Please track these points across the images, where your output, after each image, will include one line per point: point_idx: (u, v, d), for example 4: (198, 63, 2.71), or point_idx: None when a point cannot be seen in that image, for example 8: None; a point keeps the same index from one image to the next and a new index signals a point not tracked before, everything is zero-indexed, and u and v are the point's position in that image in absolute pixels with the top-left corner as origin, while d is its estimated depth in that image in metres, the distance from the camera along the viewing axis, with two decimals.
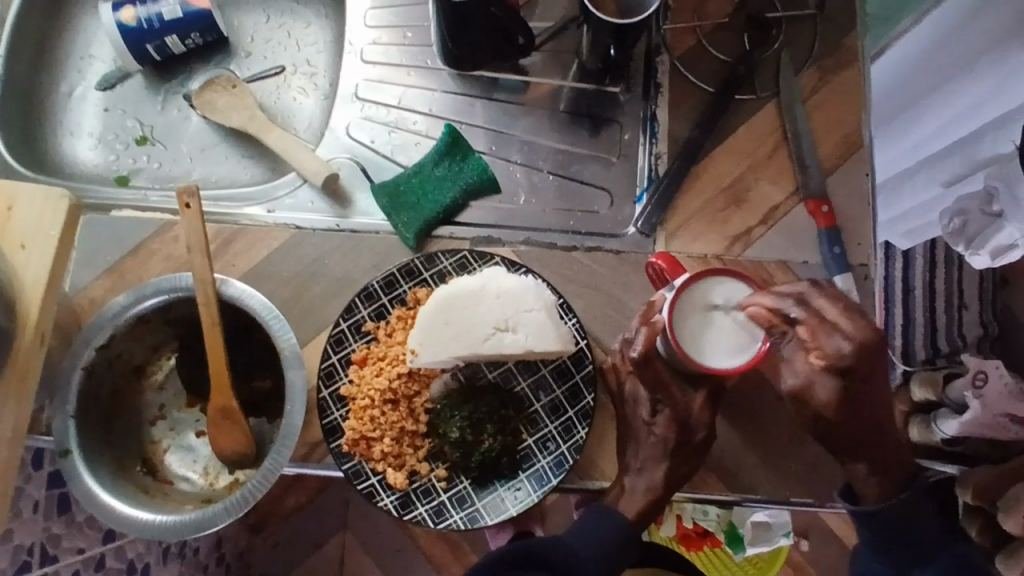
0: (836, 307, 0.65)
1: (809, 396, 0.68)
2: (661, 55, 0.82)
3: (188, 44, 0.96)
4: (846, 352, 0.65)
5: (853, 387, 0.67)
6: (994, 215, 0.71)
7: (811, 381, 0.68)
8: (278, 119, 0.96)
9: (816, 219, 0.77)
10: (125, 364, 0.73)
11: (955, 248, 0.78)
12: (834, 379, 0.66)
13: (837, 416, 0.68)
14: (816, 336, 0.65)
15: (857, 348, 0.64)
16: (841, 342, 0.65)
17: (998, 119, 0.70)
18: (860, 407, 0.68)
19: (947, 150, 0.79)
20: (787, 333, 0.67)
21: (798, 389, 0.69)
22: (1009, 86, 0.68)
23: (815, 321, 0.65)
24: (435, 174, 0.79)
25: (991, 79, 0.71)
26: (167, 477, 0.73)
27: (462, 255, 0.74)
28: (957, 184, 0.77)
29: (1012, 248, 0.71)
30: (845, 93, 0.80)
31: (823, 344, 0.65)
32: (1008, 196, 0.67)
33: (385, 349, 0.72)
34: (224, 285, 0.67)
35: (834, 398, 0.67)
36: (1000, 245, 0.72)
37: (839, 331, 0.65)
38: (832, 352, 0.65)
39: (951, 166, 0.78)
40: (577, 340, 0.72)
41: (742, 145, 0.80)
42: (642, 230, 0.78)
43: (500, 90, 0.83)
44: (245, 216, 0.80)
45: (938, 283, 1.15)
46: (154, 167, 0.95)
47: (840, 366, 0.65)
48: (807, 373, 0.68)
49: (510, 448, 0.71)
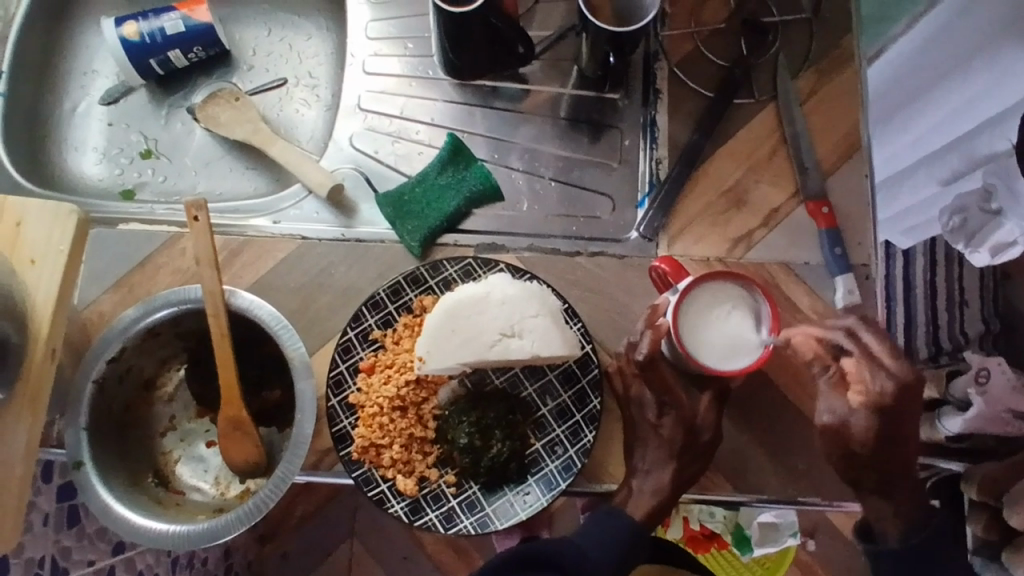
0: (885, 347, 0.67)
1: (845, 433, 0.69)
2: (659, 61, 0.83)
3: (191, 58, 0.97)
4: (886, 389, 0.67)
5: (887, 426, 0.68)
6: (993, 213, 0.72)
7: (848, 418, 0.69)
8: (281, 131, 0.97)
9: (817, 220, 0.78)
10: (136, 376, 0.74)
11: (956, 246, 0.79)
12: (872, 416, 0.68)
13: (870, 453, 0.69)
14: (862, 369, 0.68)
15: (898, 389, 0.66)
16: (885, 380, 0.67)
17: (1001, 115, 0.71)
18: (894, 442, 0.69)
19: (947, 147, 0.80)
20: (828, 367, 0.69)
21: (833, 425, 0.70)
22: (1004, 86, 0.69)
23: (863, 357, 0.67)
24: (438, 183, 0.80)
25: (987, 77, 0.72)
26: (178, 487, 0.74)
27: (467, 262, 0.75)
28: (957, 180, 0.79)
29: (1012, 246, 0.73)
30: (841, 94, 0.81)
31: (866, 381, 0.67)
32: (1006, 194, 0.68)
33: (393, 357, 0.73)
34: (233, 296, 0.68)
35: (870, 437, 0.68)
36: (1000, 242, 0.73)
37: (883, 370, 0.67)
38: (874, 390, 0.67)
39: (951, 163, 0.79)
40: (583, 344, 0.73)
41: (741, 149, 0.80)
42: (645, 234, 0.79)
43: (501, 99, 0.84)
44: (252, 228, 0.81)
45: (940, 281, 1.17)
46: (159, 180, 0.96)
47: (879, 404, 0.67)
48: (845, 410, 0.69)
49: (518, 453, 0.71)
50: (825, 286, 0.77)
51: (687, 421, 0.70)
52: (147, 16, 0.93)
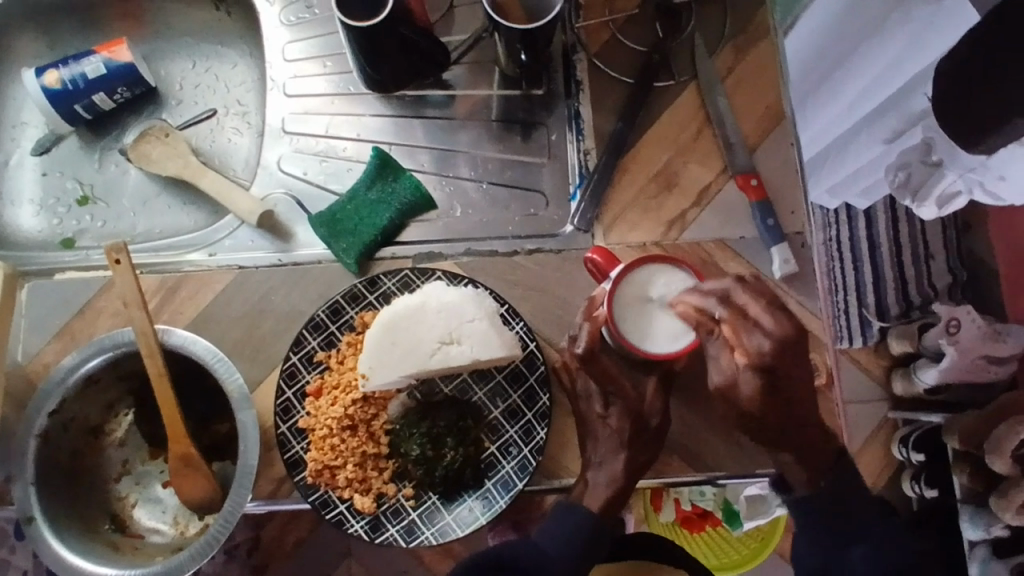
0: (759, 304, 0.65)
1: (735, 394, 0.68)
2: (578, 53, 0.83)
3: (117, 99, 0.97)
4: (766, 348, 0.65)
5: (773, 382, 0.66)
6: (934, 164, 0.73)
7: (736, 379, 0.67)
8: (216, 161, 0.96)
9: (747, 194, 0.78)
10: (82, 426, 0.73)
11: (903, 202, 0.80)
12: (757, 376, 0.66)
13: (762, 412, 0.68)
14: (737, 334, 0.65)
15: (777, 344, 0.65)
16: (762, 339, 0.65)
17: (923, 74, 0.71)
18: (782, 396, 0.68)
19: (881, 108, 0.79)
20: (713, 332, 0.66)
21: (723, 387, 0.68)
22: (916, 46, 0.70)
23: (737, 318, 0.65)
24: (368, 198, 0.80)
25: (900, 35, 0.71)
26: (137, 531, 0.73)
27: (404, 274, 0.75)
28: (897, 140, 0.79)
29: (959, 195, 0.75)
30: (759, 67, 0.82)
31: (745, 342, 0.65)
32: (944, 144, 0.70)
33: (339, 377, 0.73)
34: (166, 335, 0.67)
35: (756, 394, 0.67)
36: (946, 191, 0.74)
37: (759, 328, 0.65)
38: (754, 350, 0.65)
39: (889, 123, 0.78)
40: (525, 343, 0.73)
41: (667, 132, 0.81)
42: (580, 227, 0.79)
43: (428, 107, 0.84)
44: (188, 263, 0.80)
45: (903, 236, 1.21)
46: (98, 225, 0.95)
47: (762, 364, 0.66)
48: (731, 370, 0.67)
49: (473, 459, 0.71)
50: (762, 258, 0.78)
51: (636, 408, 0.70)
52: (68, 62, 0.92)
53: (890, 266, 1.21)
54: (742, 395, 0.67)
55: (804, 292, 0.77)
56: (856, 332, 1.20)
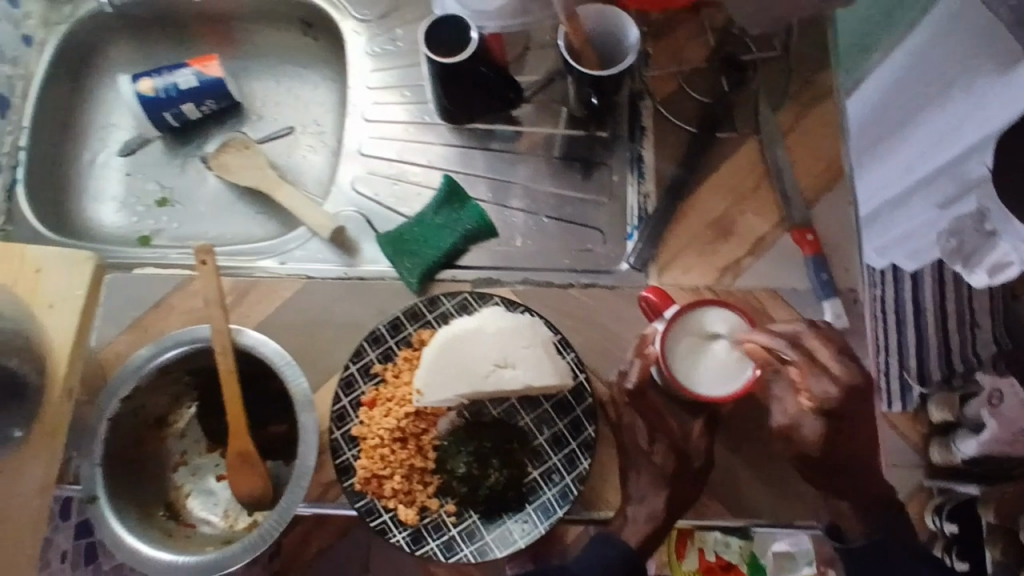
0: (829, 350, 0.67)
1: (797, 435, 0.70)
2: (644, 100, 0.87)
3: (203, 110, 1.03)
4: (833, 395, 0.66)
5: (838, 427, 0.69)
6: (989, 234, 0.72)
7: (798, 422, 0.70)
8: (289, 175, 1.01)
9: (803, 247, 0.80)
10: (148, 415, 0.76)
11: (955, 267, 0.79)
12: (820, 421, 0.68)
13: (821, 455, 0.69)
14: (805, 376, 0.68)
15: (843, 391, 0.66)
16: (829, 385, 0.66)
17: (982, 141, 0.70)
18: (847, 443, 0.70)
19: (936, 173, 0.80)
20: (779, 370, 0.70)
21: (786, 427, 0.71)
22: (976, 113, 0.71)
23: (807, 363, 0.67)
24: (435, 222, 0.84)
25: (964, 100, 0.72)
26: (188, 520, 0.76)
27: (463, 297, 0.78)
28: (951, 206, 0.78)
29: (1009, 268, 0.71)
30: (821, 125, 0.85)
31: (811, 386, 0.67)
32: (998, 214, 0.69)
33: (393, 390, 0.75)
34: (239, 335, 0.71)
35: (818, 438, 0.69)
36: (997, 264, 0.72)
37: (827, 374, 0.67)
38: (820, 395, 0.67)
39: (941, 187, 0.79)
40: (575, 373, 0.74)
41: (725, 181, 0.83)
42: (635, 265, 0.81)
43: (494, 140, 0.88)
44: (259, 270, 0.84)
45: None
46: (174, 226, 1.01)
47: (827, 408, 0.67)
48: (796, 413, 0.70)
49: (516, 482, 0.73)
50: (814, 310, 0.79)
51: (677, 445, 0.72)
52: (162, 72, 0.99)
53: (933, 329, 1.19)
54: (805, 437, 0.70)
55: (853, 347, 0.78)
56: (895, 396, 1.25)
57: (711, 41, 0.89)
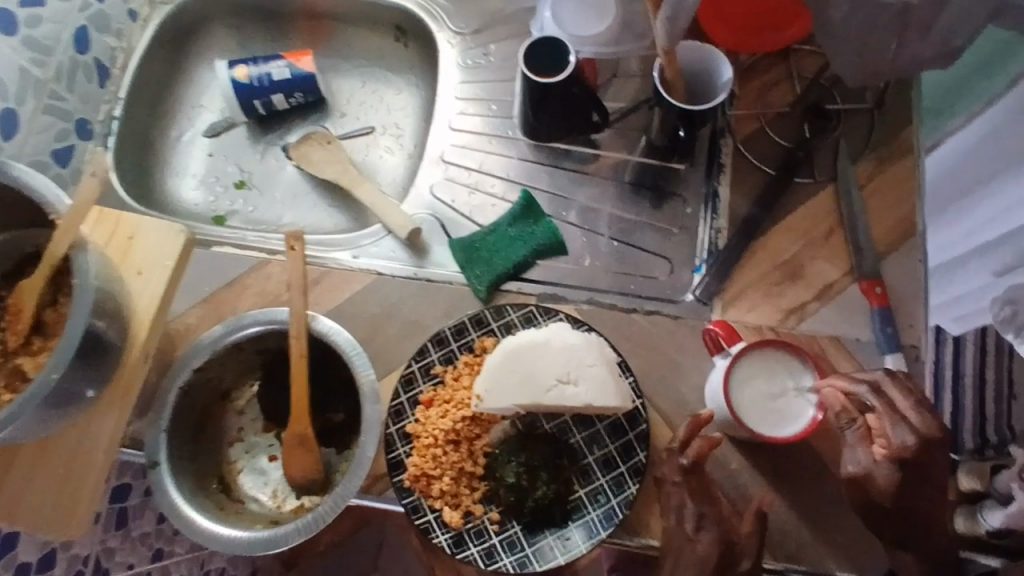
0: (908, 400, 0.66)
1: (869, 486, 0.66)
2: (725, 138, 0.88)
3: (291, 102, 1.07)
4: (909, 444, 0.65)
5: (909, 479, 0.65)
6: None
7: (872, 470, 0.67)
8: (365, 173, 1.04)
9: (869, 299, 0.80)
10: (214, 388, 0.79)
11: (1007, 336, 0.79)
12: (894, 470, 0.65)
13: (893, 506, 0.66)
14: (882, 423, 0.67)
15: (921, 441, 0.65)
16: (906, 433, 0.65)
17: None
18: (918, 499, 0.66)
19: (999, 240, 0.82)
20: (855, 420, 0.69)
21: (857, 477, 0.67)
22: None
23: (886, 410, 0.66)
24: (508, 234, 0.85)
25: None
26: (238, 496, 0.78)
27: (529, 309, 0.80)
28: (1008, 273, 0.80)
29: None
30: (899, 181, 0.85)
31: (888, 433, 0.66)
32: None
33: (451, 393, 0.77)
34: (314, 321, 0.73)
35: (890, 489, 0.65)
36: None
37: (905, 423, 0.65)
38: (896, 444, 0.65)
39: (1004, 256, 0.80)
40: (633, 398, 0.76)
41: (799, 225, 0.84)
42: (700, 298, 0.82)
43: (570, 160, 0.90)
44: (333, 260, 0.87)
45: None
46: (249, 210, 1.05)
47: (901, 458, 0.65)
48: (868, 462, 0.67)
49: (562, 498, 0.74)
50: (875, 363, 0.79)
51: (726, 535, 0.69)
52: (257, 62, 1.03)
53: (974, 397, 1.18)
54: (876, 486, 0.66)
55: None
56: None
57: (797, 87, 0.90)
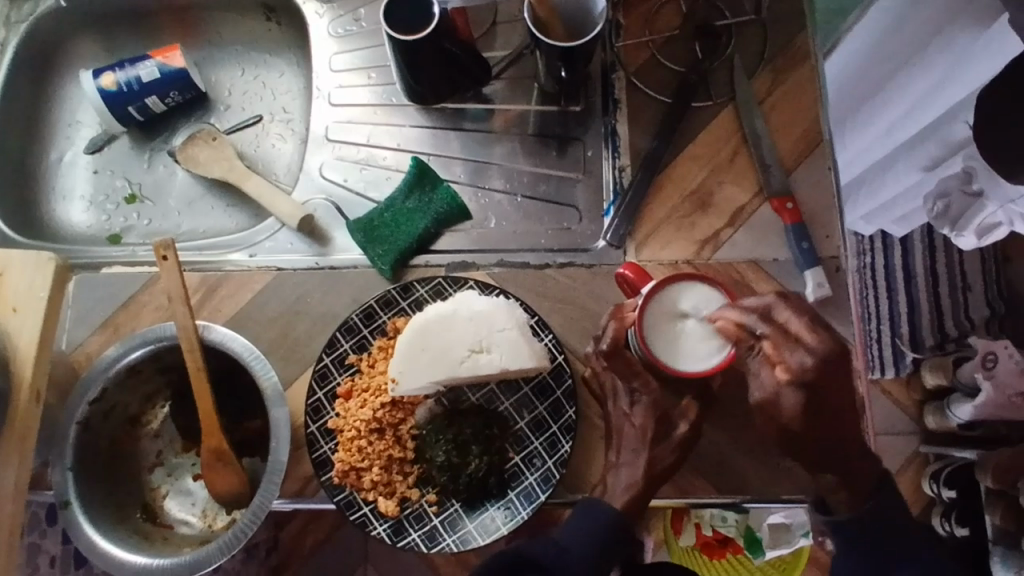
0: (802, 320, 0.64)
1: (775, 410, 0.66)
2: (617, 72, 0.84)
3: (168, 102, 1.00)
4: (809, 366, 0.63)
5: (817, 399, 0.64)
6: (976, 195, 0.71)
7: (778, 395, 0.65)
8: (259, 166, 0.99)
9: (782, 216, 0.78)
10: (120, 415, 0.75)
11: (940, 230, 0.78)
12: (799, 393, 0.64)
13: (804, 428, 0.65)
14: (779, 350, 0.64)
15: (817, 363, 0.63)
16: (804, 356, 0.63)
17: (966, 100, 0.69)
18: (829, 415, 0.65)
19: (923, 133, 0.77)
20: (752, 347, 0.66)
21: (765, 402, 0.67)
22: (965, 67, 0.67)
23: (780, 336, 0.64)
24: (406, 207, 0.81)
25: (954, 51, 0.67)
26: (166, 521, 0.75)
27: (437, 281, 0.76)
28: (939, 167, 0.77)
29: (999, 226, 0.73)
30: (798, 90, 0.82)
31: (787, 358, 0.64)
32: (986, 175, 0.67)
33: (369, 380, 0.73)
34: (207, 331, 0.69)
35: (799, 411, 0.65)
36: (988, 222, 0.72)
37: (802, 345, 0.64)
38: (796, 367, 0.64)
39: (929, 150, 0.77)
40: (554, 355, 0.73)
41: (703, 151, 0.81)
42: (612, 242, 0.79)
43: (467, 120, 0.86)
44: (229, 263, 0.82)
45: (940, 266, 1.27)
46: (144, 223, 0.99)
47: (805, 381, 0.64)
48: (774, 386, 0.65)
49: (497, 467, 0.71)
50: (795, 280, 0.77)
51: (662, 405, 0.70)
52: (123, 65, 0.96)
53: (927, 293, 1.26)
54: (784, 412, 0.65)
55: (837, 316, 0.76)
56: (889, 363, 1.26)
57: (682, 9, 0.86)
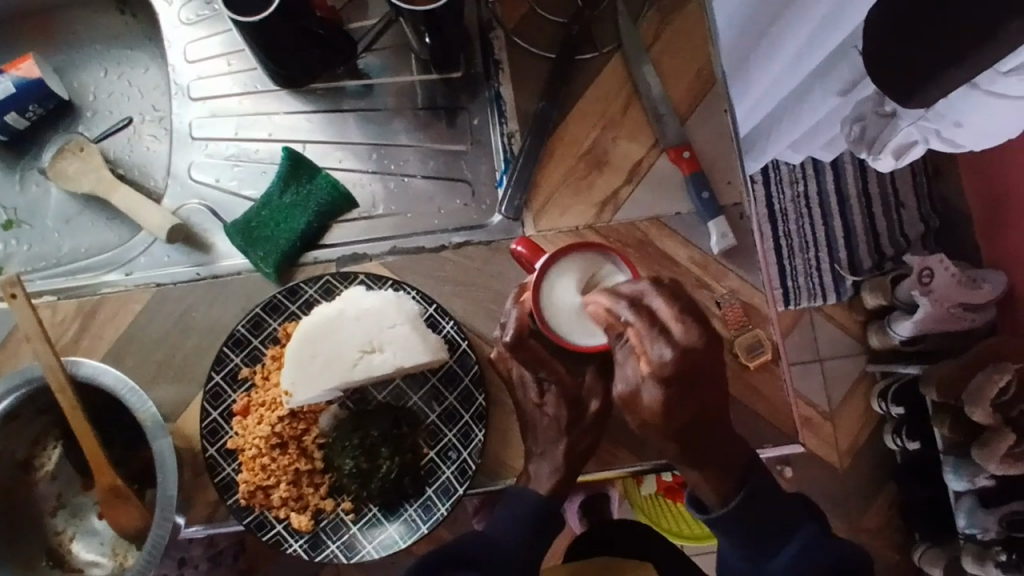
0: (670, 305, 0.50)
1: (637, 407, 0.54)
2: (495, 30, 0.79)
3: (30, 116, 0.92)
4: (668, 359, 0.49)
5: (680, 394, 0.52)
6: (889, 115, 0.66)
7: (638, 389, 0.53)
8: (135, 173, 0.92)
9: (680, 167, 0.74)
10: (6, 464, 0.70)
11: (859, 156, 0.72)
12: (659, 390, 0.51)
13: (665, 424, 0.55)
14: (643, 340, 0.50)
15: (681, 356, 0.49)
16: (664, 348, 0.49)
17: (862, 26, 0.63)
18: (699, 409, 0.54)
19: (835, 56, 0.71)
20: (622, 336, 0.53)
21: (627, 396, 0.55)
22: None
23: (646, 324, 0.51)
24: (284, 203, 0.76)
25: None
26: (75, 566, 0.72)
27: (324, 280, 0.70)
28: (852, 91, 0.70)
29: (914, 145, 0.68)
30: (688, 28, 0.78)
31: (647, 350, 0.50)
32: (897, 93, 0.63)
33: (265, 394, 0.69)
34: (76, 366, 0.64)
35: (659, 407, 0.52)
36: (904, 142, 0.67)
37: (665, 336, 0.49)
38: (656, 360, 0.50)
39: (842, 74, 0.70)
40: (456, 342, 0.69)
41: (594, 106, 0.77)
42: (508, 215, 0.75)
43: (348, 98, 0.81)
44: (105, 285, 0.76)
45: (873, 187, 1.25)
46: (25, 249, 0.92)
47: (664, 376, 0.50)
48: (636, 378, 0.53)
49: (411, 466, 0.69)
50: (699, 233, 0.74)
51: (572, 389, 0.67)
52: None
53: (861, 215, 1.25)
54: (643, 407, 0.54)
55: (745, 266, 0.73)
56: (830, 288, 1.24)
57: None
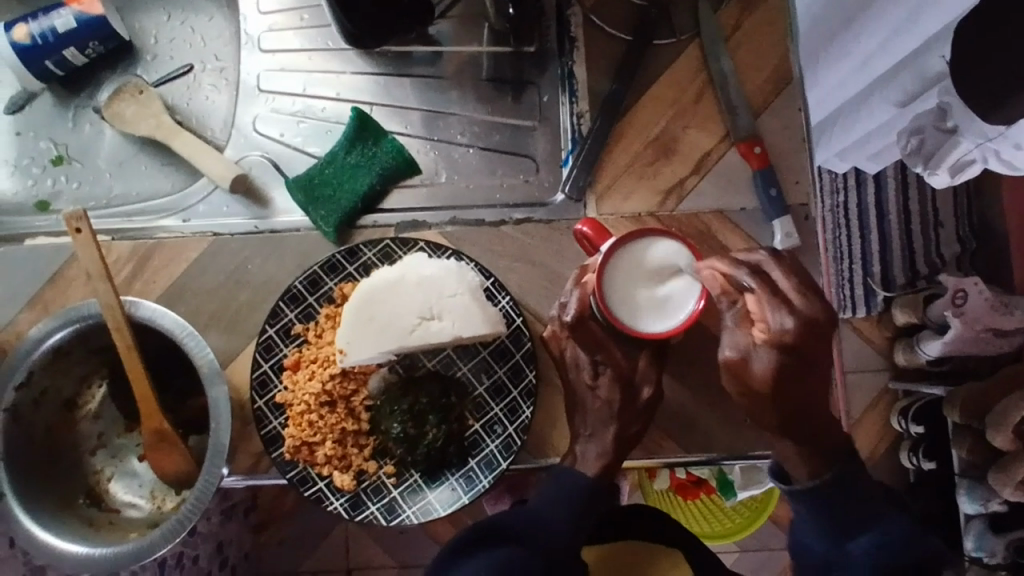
0: (790, 280, 0.58)
1: (746, 372, 0.60)
2: (573, 7, 0.79)
3: (88, 54, 0.91)
4: (790, 327, 0.57)
5: (794, 365, 0.58)
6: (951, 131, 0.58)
7: (749, 355, 0.60)
8: (193, 122, 0.92)
9: (749, 161, 0.74)
10: (54, 399, 0.70)
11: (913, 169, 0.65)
12: (774, 355, 0.58)
13: (772, 393, 0.59)
14: (761, 308, 0.58)
15: (802, 326, 0.57)
16: (786, 318, 0.57)
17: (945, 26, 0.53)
18: (802, 383, 0.60)
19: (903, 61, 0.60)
20: (735, 302, 0.61)
21: (734, 362, 0.61)
22: None
23: (766, 293, 0.58)
24: (347, 162, 0.75)
25: None
26: (113, 506, 0.72)
27: (385, 244, 0.70)
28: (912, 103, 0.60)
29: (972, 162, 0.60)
30: (769, 22, 0.77)
31: (767, 318, 0.58)
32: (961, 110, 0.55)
33: (317, 351, 0.69)
34: (135, 307, 0.64)
35: (769, 375, 0.59)
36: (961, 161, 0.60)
37: (786, 307, 0.57)
38: (776, 329, 0.58)
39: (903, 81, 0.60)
40: (511, 318, 0.69)
41: (667, 93, 0.76)
42: (571, 195, 0.75)
43: (416, 65, 0.80)
44: (162, 229, 0.76)
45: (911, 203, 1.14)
46: (74, 188, 0.91)
47: (782, 343, 0.58)
48: (746, 345, 0.60)
49: (456, 436, 0.69)
50: (763, 231, 0.73)
51: (625, 375, 0.67)
52: (36, 15, 0.86)
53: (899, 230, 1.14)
54: (753, 374, 0.59)
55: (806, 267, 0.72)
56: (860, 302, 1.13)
57: None
